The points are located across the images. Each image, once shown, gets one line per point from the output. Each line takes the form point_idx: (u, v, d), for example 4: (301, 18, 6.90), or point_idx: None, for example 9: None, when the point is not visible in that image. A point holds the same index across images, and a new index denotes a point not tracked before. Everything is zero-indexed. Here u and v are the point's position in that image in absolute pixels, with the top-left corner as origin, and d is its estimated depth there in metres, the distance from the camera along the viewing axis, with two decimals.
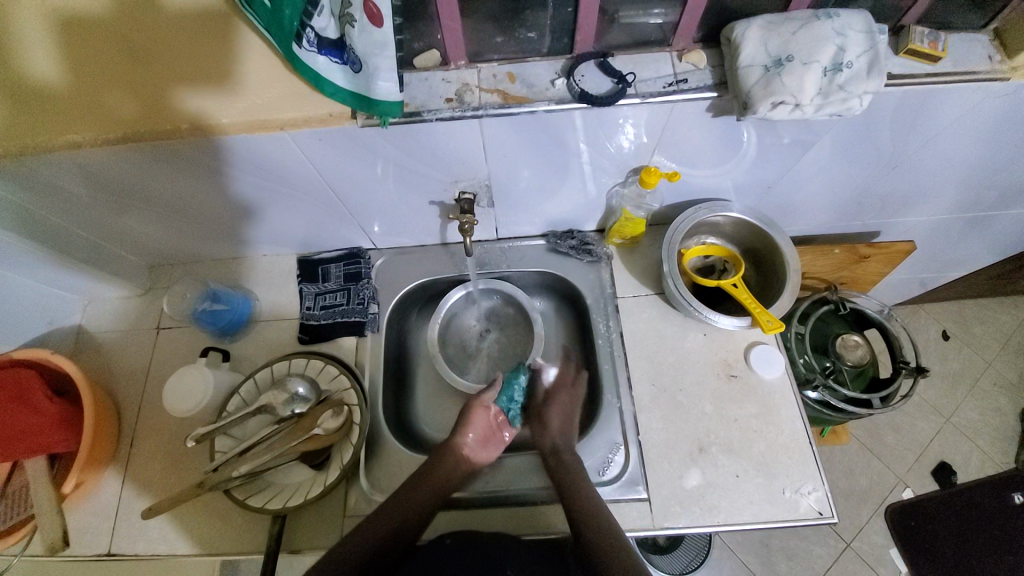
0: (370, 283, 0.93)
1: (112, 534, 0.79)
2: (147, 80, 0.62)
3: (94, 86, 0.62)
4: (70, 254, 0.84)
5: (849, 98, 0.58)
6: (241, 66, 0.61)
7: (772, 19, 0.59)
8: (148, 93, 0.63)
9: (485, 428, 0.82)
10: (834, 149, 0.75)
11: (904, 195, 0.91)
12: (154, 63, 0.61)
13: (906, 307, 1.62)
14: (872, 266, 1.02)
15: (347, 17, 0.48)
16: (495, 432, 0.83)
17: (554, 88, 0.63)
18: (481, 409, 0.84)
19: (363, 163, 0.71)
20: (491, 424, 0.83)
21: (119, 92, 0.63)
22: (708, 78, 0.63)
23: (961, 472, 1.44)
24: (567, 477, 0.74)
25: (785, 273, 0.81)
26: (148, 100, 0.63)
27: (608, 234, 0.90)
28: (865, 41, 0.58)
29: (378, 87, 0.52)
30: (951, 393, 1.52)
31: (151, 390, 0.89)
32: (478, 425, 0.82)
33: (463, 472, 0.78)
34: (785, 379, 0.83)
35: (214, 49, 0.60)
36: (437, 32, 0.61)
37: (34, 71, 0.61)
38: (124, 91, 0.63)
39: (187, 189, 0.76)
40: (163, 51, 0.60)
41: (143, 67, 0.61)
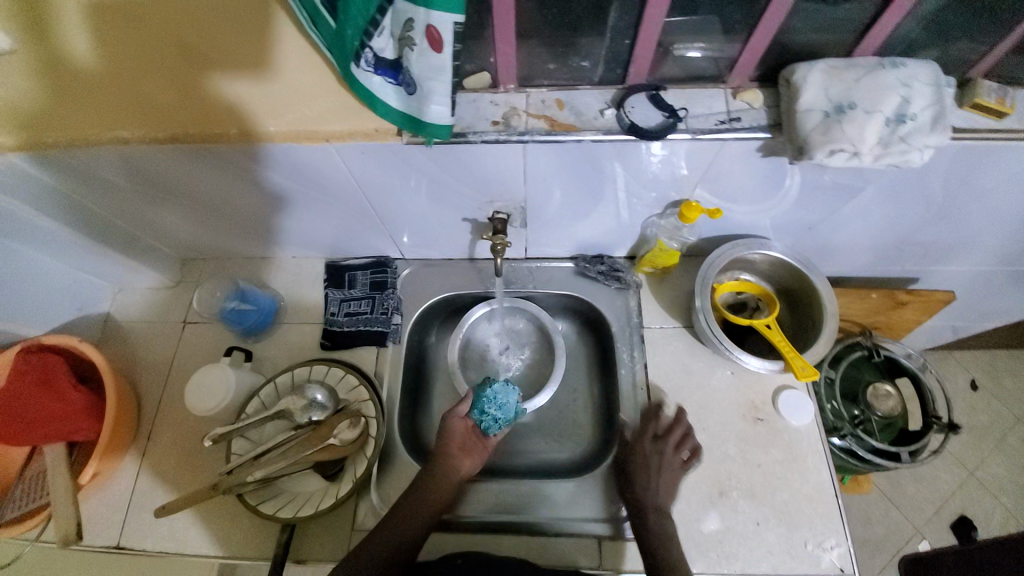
0: (395, 293, 0.93)
1: (122, 526, 0.80)
2: (183, 68, 0.63)
3: (131, 72, 0.64)
4: (105, 242, 0.86)
5: (909, 150, 0.56)
6: (279, 62, 0.62)
7: (836, 64, 0.58)
8: (182, 82, 0.63)
9: (463, 437, 0.80)
10: (882, 196, 0.73)
11: (949, 245, 0.88)
12: (191, 53, 0.62)
13: (935, 352, 1.57)
14: (908, 313, 0.98)
15: (407, 40, 0.47)
16: (474, 442, 0.80)
17: (603, 118, 0.63)
18: (457, 419, 0.81)
19: (402, 177, 0.71)
20: (468, 434, 0.80)
21: (154, 79, 0.64)
22: (762, 118, 0.62)
23: (983, 529, 1.37)
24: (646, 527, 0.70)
25: (823, 318, 0.78)
26: (183, 89, 0.64)
27: (639, 262, 0.89)
28: (931, 94, 0.56)
29: (431, 110, 0.51)
30: (976, 446, 1.46)
31: (173, 384, 0.89)
32: (459, 433, 0.79)
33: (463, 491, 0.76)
34: (814, 427, 0.80)
35: (250, 40, 0.61)
36: (491, 55, 0.61)
37: (77, 54, 0.64)
38: (159, 79, 0.64)
39: (222, 188, 0.76)
40: (201, 41, 0.62)
41: (182, 56, 0.63)
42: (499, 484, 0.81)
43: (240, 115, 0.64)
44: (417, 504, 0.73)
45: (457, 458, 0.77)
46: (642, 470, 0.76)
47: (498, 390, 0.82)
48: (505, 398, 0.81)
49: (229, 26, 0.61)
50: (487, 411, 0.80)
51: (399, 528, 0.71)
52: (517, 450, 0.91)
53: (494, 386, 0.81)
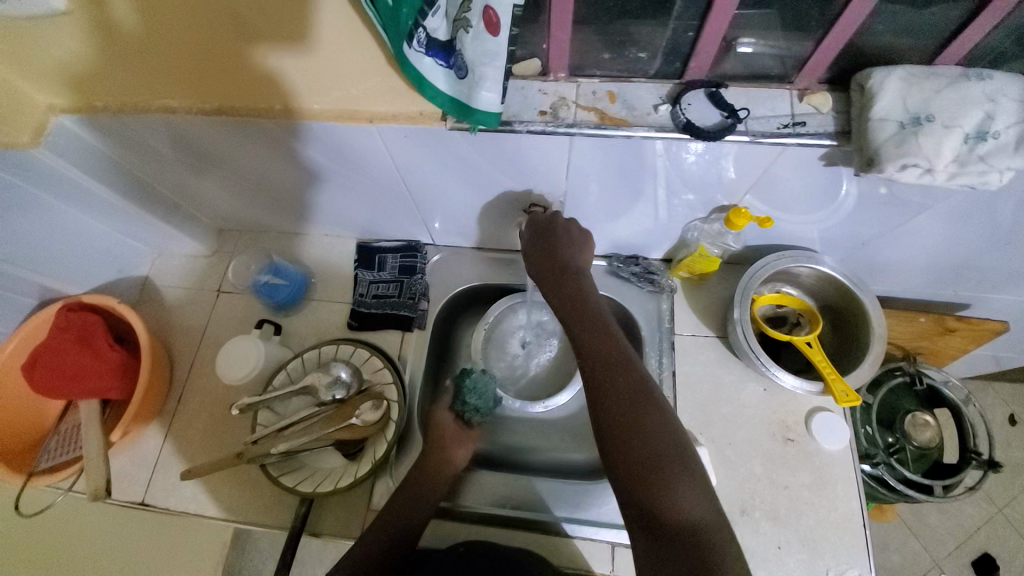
0: (424, 278, 0.92)
1: (148, 484, 0.82)
2: (220, 41, 0.59)
3: (163, 36, 0.59)
4: (147, 207, 0.87)
5: (988, 171, 0.51)
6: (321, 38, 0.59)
7: (917, 70, 0.53)
8: (228, 60, 0.61)
9: (452, 431, 0.80)
10: (946, 217, 0.68)
11: (1013, 273, 0.82)
12: (221, 20, 0.57)
13: (974, 381, 1.48)
14: (956, 341, 0.92)
15: (462, 21, 0.46)
16: (462, 436, 0.81)
17: (657, 114, 0.60)
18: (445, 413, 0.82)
19: (441, 163, 0.69)
20: (456, 429, 0.81)
21: (196, 49, 0.61)
22: (829, 124, 0.58)
23: (1006, 568, 1.30)
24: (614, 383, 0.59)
25: (869, 340, 0.74)
26: (230, 68, 0.62)
27: (676, 266, 0.86)
28: (1019, 111, 0.51)
29: (481, 96, 0.50)
30: (1010, 483, 1.38)
31: (203, 350, 0.91)
32: (448, 425, 0.81)
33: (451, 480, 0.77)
34: (848, 453, 0.76)
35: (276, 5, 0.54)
36: (544, 41, 0.59)
37: (112, 17, 0.59)
38: (201, 50, 0.61)
39: (264, 162, 0.76)
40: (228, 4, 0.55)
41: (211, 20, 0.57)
42: (514, 478, 0.81)
43: (287, 94, 0.63)
44: (427, 488, 0.74)
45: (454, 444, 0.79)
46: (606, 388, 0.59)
47: (477, 379, 0.86)
48: (484, 386, 0.85)
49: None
50: (468, 401, 0.84)
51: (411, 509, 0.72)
52: (533, 446, 0.90)
53: (472, 376, 0.85)
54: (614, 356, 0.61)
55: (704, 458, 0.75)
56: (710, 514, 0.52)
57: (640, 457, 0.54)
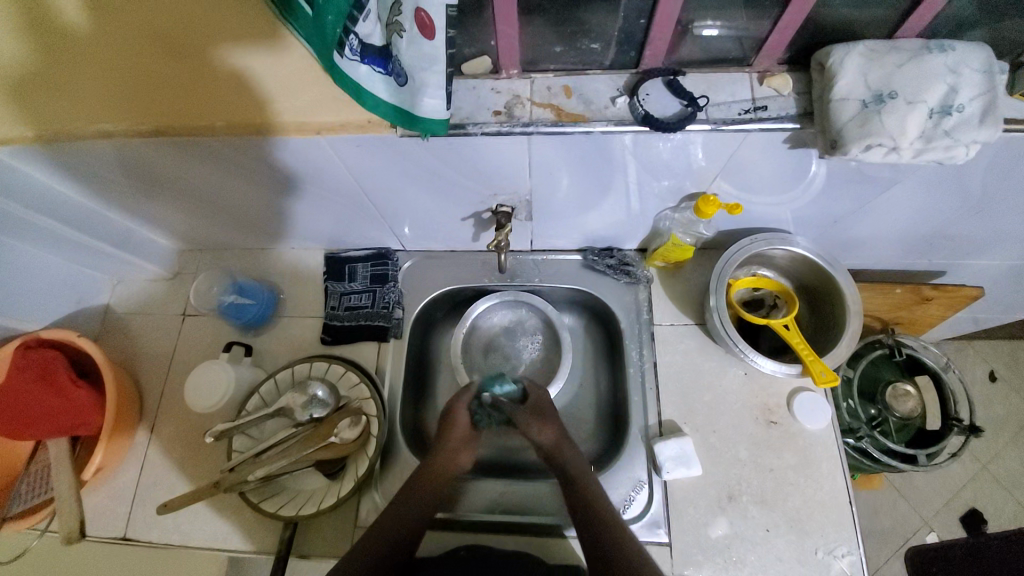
0: (396, 287, 0.90)
1: (128, 518, 0.80)
2: (166, 69, 0.60)
3: (111, 67, 0.61)
4: (99, 236, 0.84)
5: (954, 146, 0.50)
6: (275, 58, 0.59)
7: (877, 46, 0.52)
8: (169, 83, 0.60)
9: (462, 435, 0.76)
10: (916, 189, 0.67)
11: (983, 239, 0.82)
12: (174, 53, 0.60)
13: (953, 342, 1.50)
14: (932, 309, 0.92)
15: (395, 26, 0.43)
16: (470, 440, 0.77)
17: (615, 107, 0.57)
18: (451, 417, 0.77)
19: (399, 170, 0.67)
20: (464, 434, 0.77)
21: (139, 74, 0.60)
22: (791, 106, 0.56)
23: (992, 521, 1.34)
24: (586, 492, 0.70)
25: (846, 317, 0.74)
26: (169, 88, 0.60)
27: (650, 256, 0.85)
28: (981, 82, 0.50)
29: (424, 104, 0.47)
30: (993, 439, 1.41)
31: (174, 378, 0.88)
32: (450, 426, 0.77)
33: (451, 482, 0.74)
34: (831, 431, 0.77)
35: (229, 43, 0.59)
36: (491, 38, 0.56)
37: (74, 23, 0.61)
38: (143, 74, 0.60)
39: (215, 182, 0.73)
40: (188, 42, 0.59)
41: (166, 53, 0.60)
42: (507, 479, 0.81)
43: (230, 110, 0.60)
44: (412, 495, 0.71)
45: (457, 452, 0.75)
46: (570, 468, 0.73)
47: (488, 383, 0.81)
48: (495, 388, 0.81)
49: (211, 33, 0.59)
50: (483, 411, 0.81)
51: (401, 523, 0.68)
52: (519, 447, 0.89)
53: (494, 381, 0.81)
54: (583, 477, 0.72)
55: (689, 448, 0.75)
56: None
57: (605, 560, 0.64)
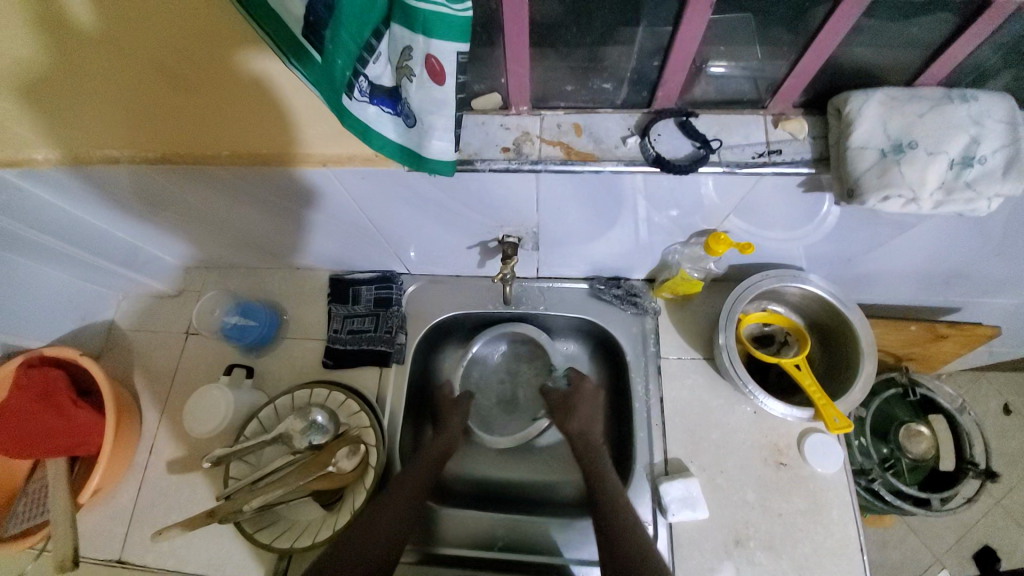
0: (399, 311, 0.88)
1: (124, 540, 0.79)
2: (182, 104, 0.58)
3: (101, 99, 0.58)
4: (107, 255, 0.84)
5: (976, 198, 0.49)
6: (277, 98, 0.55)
7: (896, 93, 0.51)
8: (189, 116, 0.59)
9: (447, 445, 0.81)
10: (935, 232, 0.65)
11: (1002, 280, 0.79)
12: (184, 85, 0.55)
13: (966, 372, 1.46)
14: (947, 346, 0.90)
15: (405, 69, 0.41)
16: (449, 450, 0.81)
17: (626, 146, 0.57)
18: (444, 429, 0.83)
19: (405, 199, 0.66)
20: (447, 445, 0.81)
21: (154, 107, 0.58)
22: (807, 151, 0.55)
23: (1005, 560, 1.29)
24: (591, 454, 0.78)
25: (859, 358, 0.72)
26: (189, 121, 0.60)
27: (658, 288, 0.83)
28: (1006, 133, 0.48)
29: (432, 146, 0.46)
30: (1006, 473, 1.37)
31: (174, 397, 0.88)
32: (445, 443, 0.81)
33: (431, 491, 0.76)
34: (842, 474, 0.75)
35: (243, 79, 0.54)
36: (502, 75, 0.56)
37: (54, 44, 0.52)
38: (159, 108, 0.58)
39: (221, 208, 0.75)
40: (198, 78, 0.54)
41: (174, 84, 0.55)
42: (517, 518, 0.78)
43: (242, 143, 0.62)
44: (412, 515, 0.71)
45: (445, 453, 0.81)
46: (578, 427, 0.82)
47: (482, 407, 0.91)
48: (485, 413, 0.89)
49: (222, 70, 0.53)
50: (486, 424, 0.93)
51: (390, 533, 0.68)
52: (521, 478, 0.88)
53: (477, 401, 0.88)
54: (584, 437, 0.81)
55: (695, 489, 0.73)
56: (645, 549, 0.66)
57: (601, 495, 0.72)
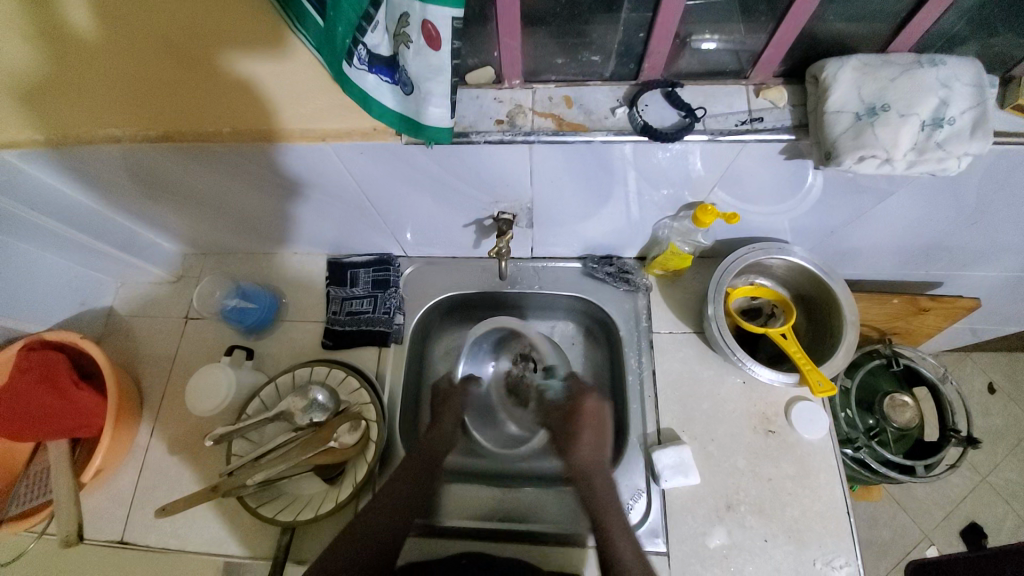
0: (397, 292, 0.90)
1: (125, 521, 0.80)
2: (181, 77, 0.60)
3: (122, 73, 0.60)
4: (106, 239, 0.85)
5: (946, 158, 0.52)
6: (291, 69, 0.59)
7: (870, 60, 0.53)
8: (187, 92, 0.61)
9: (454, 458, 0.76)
10: (912, 200, 0.68)
11: (979, 250, 0.82)
12: (185, 58, 0.59)
13: (950, 353, 1.50)
14: (930, 319, 0.93)
15: (402, 36, 0.43)
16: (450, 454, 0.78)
17: (614, 117, 0.59)
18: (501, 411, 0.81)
19: (401, 175, 0.68)
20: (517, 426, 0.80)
21: (165, 81, 0.60)
22: (787, 119, 0.58)
23: (993, 535, 1.32)
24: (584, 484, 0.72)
25: (842, 328, 0.74)
26: (188, 97, 0.61)
27: (650, 264, 0.85)
28: (972, 96, 0.51)
29: (429, 112, 0.48)
30: (992, 450, 1.40)
31: (175, 380, 0.89)
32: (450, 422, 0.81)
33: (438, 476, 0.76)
34: (828, 440, 0.77)
35: (245, 48, 0.57)
36: (494, 49, 0.58)
37: (70, 24, 0.58)
38: (170, 82, 0.60)
39: (220, 190, 0.76)
40: (198, 47, 0.58)
41: (175, 56, 0.59)
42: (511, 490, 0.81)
43: (244, 119, 0.62)
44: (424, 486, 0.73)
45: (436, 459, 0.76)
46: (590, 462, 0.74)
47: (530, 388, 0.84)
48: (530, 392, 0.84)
49: (222, 39, 0.57)
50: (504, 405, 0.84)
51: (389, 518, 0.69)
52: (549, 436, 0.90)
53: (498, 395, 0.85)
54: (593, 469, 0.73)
55: (687, 456, 0.75)
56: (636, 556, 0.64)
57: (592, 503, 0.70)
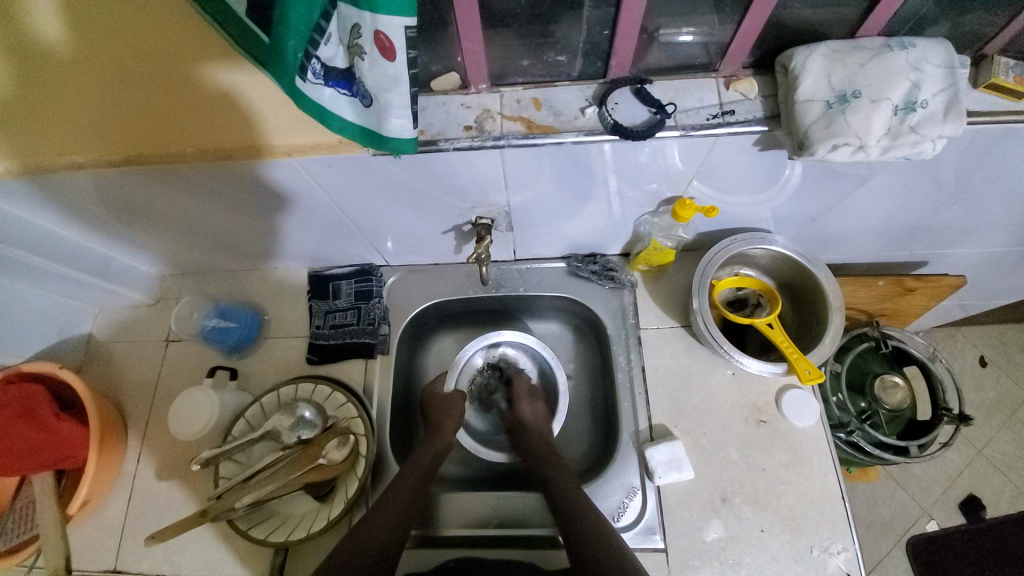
0: (381, 302, 0.89)
1: (117, 550, 0.79)
2: (140, 101, 0.58)
3: (68, 100, 0.57)
4: (80, 266, 0.83)
5: (921, 142, 0.51)
6: (244, 89, 0.56)
7: (838, 46, 0.53)
8: (150, 116, 0.59)
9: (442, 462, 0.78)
10: (891, 182, 0.67)
11: (961, 228, 0.82)
12: (139, 81, 0.56)
13: (940, 330, 1.50)
14: (915, 299, 0.93)
15: (355, 47, 0.42)
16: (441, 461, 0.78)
17: (584, 117, 0.58)
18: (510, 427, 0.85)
19: (374, 187, 0.67)
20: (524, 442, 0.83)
21: (118, 106, 0.58)
22: (759, 110, 0.57)
23: (990, 507, 1.34)
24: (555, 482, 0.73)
25: (828, 314, 0.74)
26: (151, 122, 0.60)
27: (633, 260, 0.85)
28: (943, 78, 0.51)
29: (390, 123, 0.46)
30: (986, 423, 1.41)
31: (159, 405, 0.87)
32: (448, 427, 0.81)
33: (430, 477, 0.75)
34: (820, 427, 0.77)
35: (204, 72, 0.55)
36: (457, 54, 0.56)
37: (14, 48, 0.53)
38: (123, 106, 0.58)
39: (195, 211, 0.74)
40: (154, 71, 0.55)
41: (127, 77, 0.55)
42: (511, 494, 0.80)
43: (206, 138, 0.61)
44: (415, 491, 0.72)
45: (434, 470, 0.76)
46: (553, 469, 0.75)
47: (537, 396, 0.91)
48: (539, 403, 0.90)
49: (176, 60, 0.54)
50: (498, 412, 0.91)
51: (388, 527, 0.67)
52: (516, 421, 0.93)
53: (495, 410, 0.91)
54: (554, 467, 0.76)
55: (679, 451, 0.75)
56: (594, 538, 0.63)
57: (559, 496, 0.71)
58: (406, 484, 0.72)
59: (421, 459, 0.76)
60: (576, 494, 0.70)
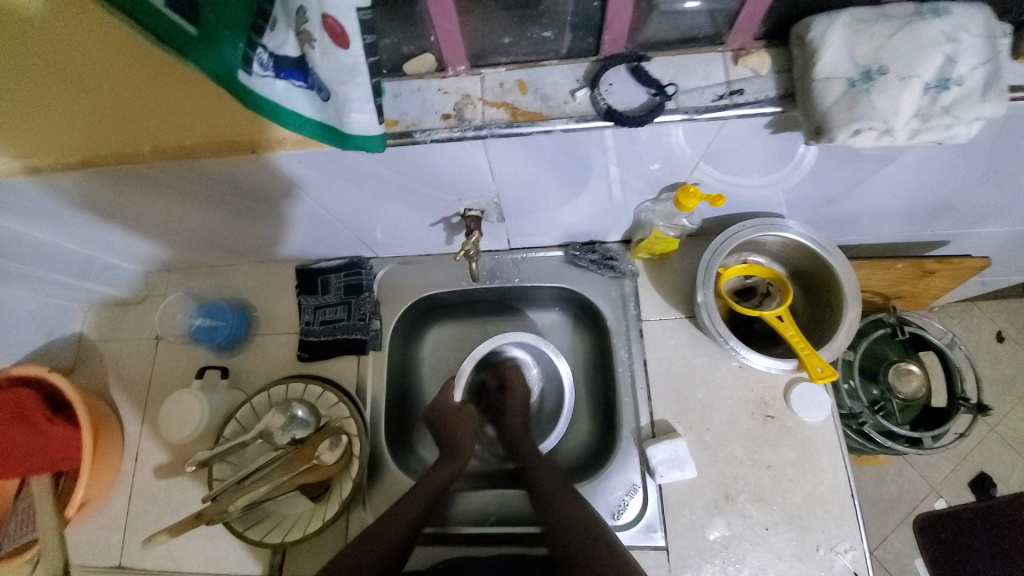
0: (372, 296, 0.85)
1: (122, 546, 0.80)
2: (95, 102, 0.53)
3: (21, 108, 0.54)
4: (58, 267, 0.80)
5: (954, 124, 0.45)
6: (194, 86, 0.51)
7: (862, 14, 0.46)
8: (108, 115, 0.55)
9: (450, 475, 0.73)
10: (917, 164, 0.61)
11: (990, 208, 0.76)
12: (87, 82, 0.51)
13: (958, 304, 1.44)
14: (935, 281, 0.86)
15: (304, 35, 0.38)
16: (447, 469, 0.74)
17: (575, 101, 0.52)
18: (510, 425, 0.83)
19: (351, 181, 0.62)
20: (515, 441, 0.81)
21: (73, 108, 0.54)
22: (771, 88, 0.51)
23: (1000, 484, 1.31)
24: (544, 475, 0.70)
25: (843, 305, 0.69)
26: (110, 123, 0.56)
27: (634, 249, 0.80)
28: (985, 50, 0.44)
29: (351, 119, 0.43)
30: (1001, 399, 1.37)
31: (153, 403, 0.87)
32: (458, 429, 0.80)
33: (436, 487, 0.71)
34: (830, 421, 0.74)
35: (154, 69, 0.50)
36: (430, 33, 0.51)
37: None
38: (78, 108, 0.54)
39: (169, 211, 0.71)
40: (105, 71, 0.50)
41: (73, 79, 0.51)
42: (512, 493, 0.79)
43: (165, 136, 0.57)
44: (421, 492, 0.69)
45: (447, 481, 0.73)
46: (539, 464, 0.72)
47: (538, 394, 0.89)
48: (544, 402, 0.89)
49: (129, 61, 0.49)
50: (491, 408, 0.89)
51: (391, 533, 0.63)
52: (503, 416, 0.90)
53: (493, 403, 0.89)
54: (540, 463, 0.72)
55: (681, 449, 0.72)
56: (580, 530, 0.61)
57: (545, 487, 0.68)
58: (415, 495, 0.69)
59: (434, 475, 0.72)
60: (562, 487, 0.67)
